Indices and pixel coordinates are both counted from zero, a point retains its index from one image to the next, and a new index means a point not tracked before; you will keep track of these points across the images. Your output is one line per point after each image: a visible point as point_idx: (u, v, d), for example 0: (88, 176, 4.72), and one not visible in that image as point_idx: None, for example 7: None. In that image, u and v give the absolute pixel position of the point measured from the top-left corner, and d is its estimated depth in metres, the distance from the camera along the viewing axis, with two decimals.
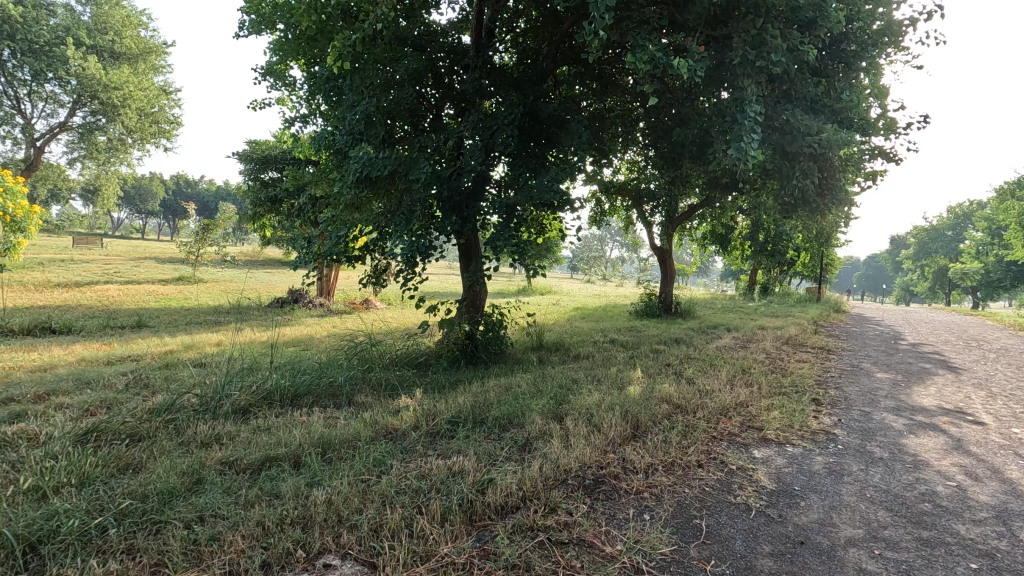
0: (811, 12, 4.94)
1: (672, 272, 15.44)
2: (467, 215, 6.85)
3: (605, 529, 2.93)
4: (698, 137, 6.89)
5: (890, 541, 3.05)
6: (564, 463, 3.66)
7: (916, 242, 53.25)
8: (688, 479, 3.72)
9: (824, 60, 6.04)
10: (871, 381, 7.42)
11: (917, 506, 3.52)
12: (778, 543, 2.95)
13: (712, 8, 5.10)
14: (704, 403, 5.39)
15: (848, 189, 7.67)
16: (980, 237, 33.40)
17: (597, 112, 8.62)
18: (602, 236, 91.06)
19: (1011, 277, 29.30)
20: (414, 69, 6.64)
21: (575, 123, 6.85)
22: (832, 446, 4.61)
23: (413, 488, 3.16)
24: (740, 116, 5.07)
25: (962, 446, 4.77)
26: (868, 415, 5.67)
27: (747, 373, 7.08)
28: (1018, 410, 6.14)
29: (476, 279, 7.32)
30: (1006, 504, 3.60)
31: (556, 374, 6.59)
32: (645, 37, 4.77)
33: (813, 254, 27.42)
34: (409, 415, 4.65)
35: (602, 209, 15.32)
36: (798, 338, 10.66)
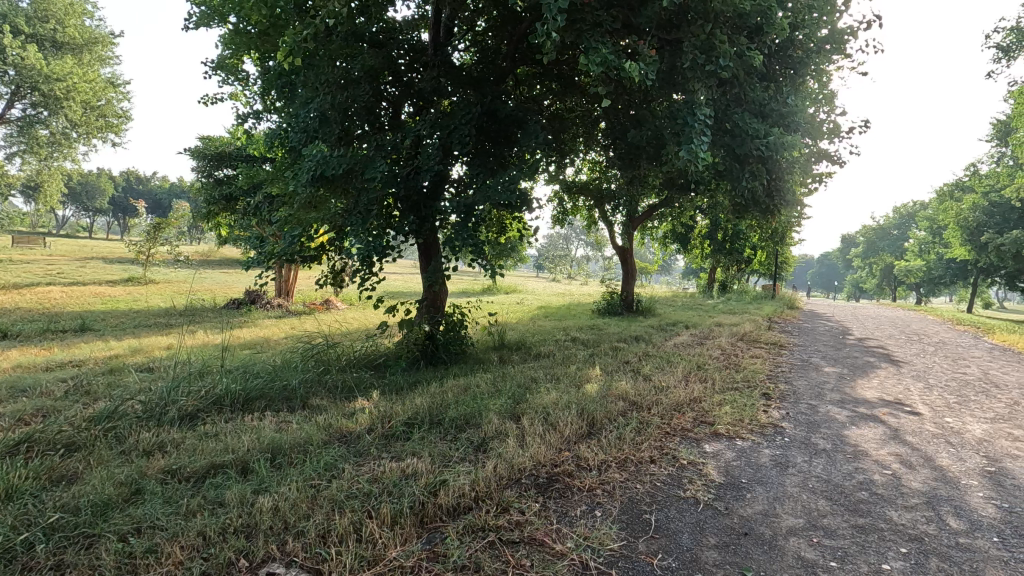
0: (758, 19, 5.10)
1: (633, 271, 15.68)
2: (424, 215, 6.82)
3: (555, 526, 2.97)
4: (653, 139, 7.03)
5: (828, 529, 3.18)
6: (519, 462, 3.69)
7: (864, 241, 55.64)
8: (640, 475, 3.80)
9: (771, 65, 6.25)
10: (819, 375, 7.73)
11: (854, 495, 3.68)
12: (724, 535, 3.04)
13: (663, 13, 5.21)
14: (658, 399, 5.52)
15: (797, 190, 7.95)
16: (923, 236, 35.17)
17: (557, 113, 8.69)
18: (567, 236, 91.93)
19: (951, 274, 30.96)
20: (371, 66, 6.58)
21: (533, 123, 6.88)
22: (779, 439, 4.78)
23: (364, 492, 3.12)
24: (691, 119, 5.20)
25: (898, 435, 5.03)
26: (814, 407, 5.90)
27: (702, 368, 7.28)
28: (951, 400, 6.51)
29: (435, 278, 7.29)
30: (936, 489, 3.82)
31: (515, 373, 6.59)
32: (598, 40, 4.84)
33: (768, 252, 28.31)
34: (364, 418, 4.59)
35: (564, 209, 15.47)
36: (752, 334, 11.02)
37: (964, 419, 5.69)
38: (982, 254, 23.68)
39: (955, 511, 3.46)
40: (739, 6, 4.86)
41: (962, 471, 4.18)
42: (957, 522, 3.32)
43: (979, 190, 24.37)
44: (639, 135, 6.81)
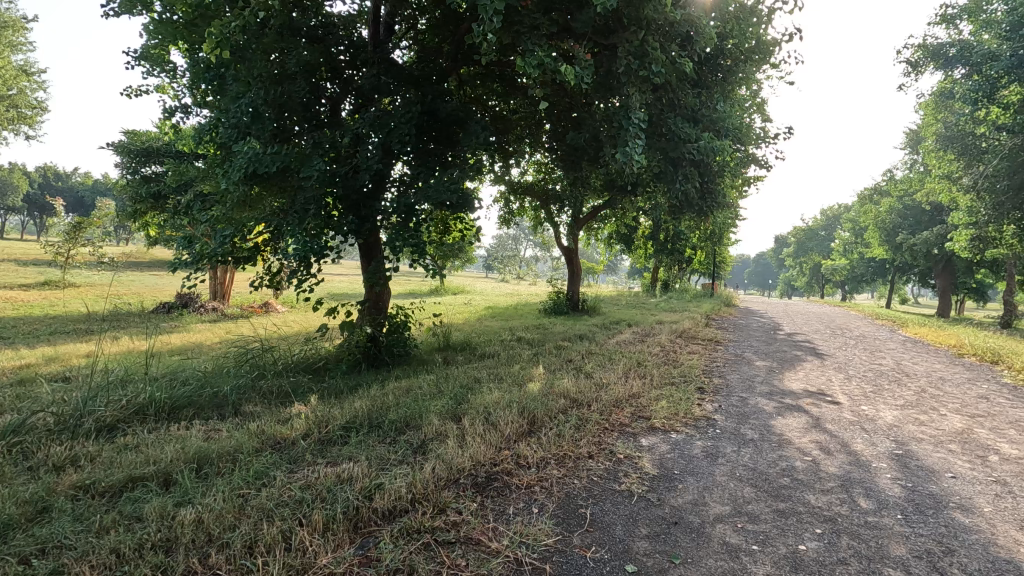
0: (687, 28, 5.31)
1: (578, 271, 15.95)
2: (364, 215, 6.71)
3: (491, 524, 2.98)
4: (591, 141, 7.17)
5: (752, 514, 3.35)
6: (458, 463, 3.68)
7: (795, 242, 58.85)
8: (578, 471, 3.87)
9: (702, 73, 6.53)
10: (750, 369, 8.13)
11: (776, 481, 3.88)
12: (655, 525, 3.14)
13: (598, 18, 5.33)
14: (599, 396, 5.65)
15: (729, 192, 8.33)
16: (846, 237, 37.54)
17: (501, 114, 8.73)
18: (515, 236, 92.46)
19: (871, 273, 33.20)
20: (307, 61, 6.40)
21: (474, 124, 6.87)
22: (711, 431, 5.00)
23: (296, 499, 3.03)
24: (626, 122, 5.35)
25: (819, 423, 5.36)
26: (744, 400, 6.21)
27: (642, 365, 7.51)
28: (867, 390, 6.99)
29: (376, 279, 7.17)
30: (850, 473, 4.09)
31: (459, 374, 6.56)
32: (535, 42, 4.90)
33: (707, 252, 29.47)
34: (300, 423, 4.47)
35: (510, 209, 15.58)
36: (691, 331, 11.44)
37: (877, 406, 6.13)
38: (897, 254, 25.52)
39: (867, 493, 3.71)
40: (670, 15, 5.04)
41: (873, 455, 4.49)
42: (866, 503, 3.57)
43: (894, 194, 26.27)
44: (577, 137, 6.93)
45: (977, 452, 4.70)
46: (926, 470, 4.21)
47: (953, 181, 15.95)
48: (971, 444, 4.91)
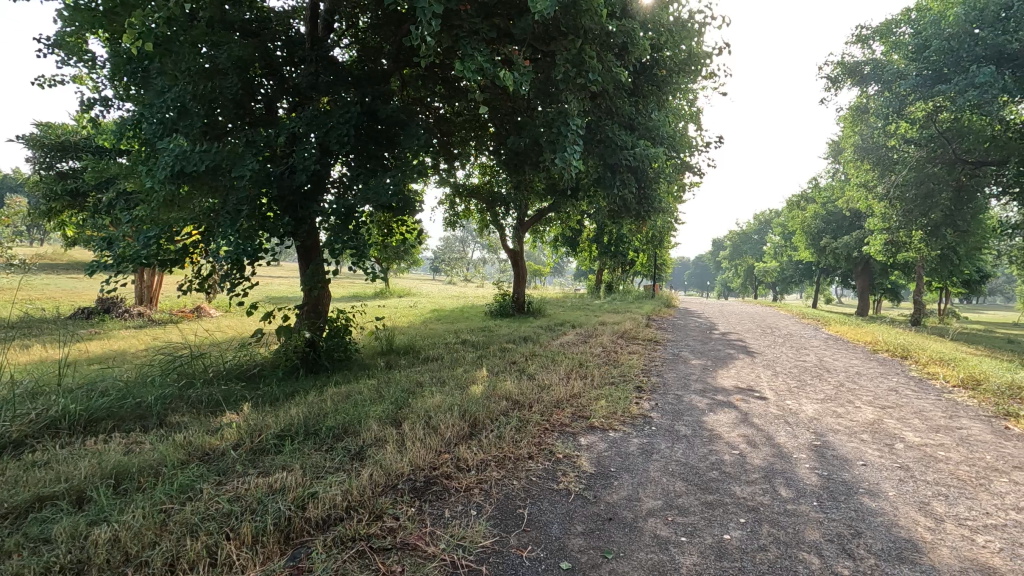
0: (623, 38, 5.49)
1: (524, 273, 16.08)
2: (301, 216, 6.53)
3: (429, 529, 2.98)
4: (532, 145, 7.27)
5: (682, 507, 3.50)
6: (396, 468, 3.64)
7: (730, 244, 61.59)
8: (516, 471, 3.92)
9: (639, 82, 6.76)
10: (686, 367, 8.46)
11: (706, 475, 4.07)
12: (590, 522, 3.23)
13: (538, 26, 5.42)
14: (540, 397, 5.73)
15: (666, 197, 8.63)
16: (776, 241, 39.63)
17: (444, 116, 8.71)
18: (463, 238, 92.26)
19: (799, 275, 35.19)
20: (239, 57, 6.16)
21: (415, 126, 6.83)
22: (646, 428, 5.17)
23: (223, 512, 2.92)
24: (565, 129, 5.48)
25: (746, 418, 5.66)
26: (679, 397, 6.46)
27: (584, 365, 7.66)
28: (791, 385, 7.43)
29: (314, 282, 6.98)
30: (773, 464, 4.34)
31: (401, 378, 6.49)
32: (474, 47, 4.93)
33: (649, 255, 30.39)
34: (230, 433, 4.29)
35: (455, 212, 15.55)
36: (632, 332, 11.76)
37: (800, 401, 6.53)
38: (822, 257, 27.19)
39: (787, 482, 3.96)
40: (606, 25, 5.19)
41: (795, 447, 4.78)
42: (786, 491, 3.80)
43: (818, 201, 27.98)
44: (518, 141, 7.01)
45: (885, 441, 5.09)
46: (840, 459, 4.52)
47: (869, 189, 17.16)
48: (880, 433, 5.31)
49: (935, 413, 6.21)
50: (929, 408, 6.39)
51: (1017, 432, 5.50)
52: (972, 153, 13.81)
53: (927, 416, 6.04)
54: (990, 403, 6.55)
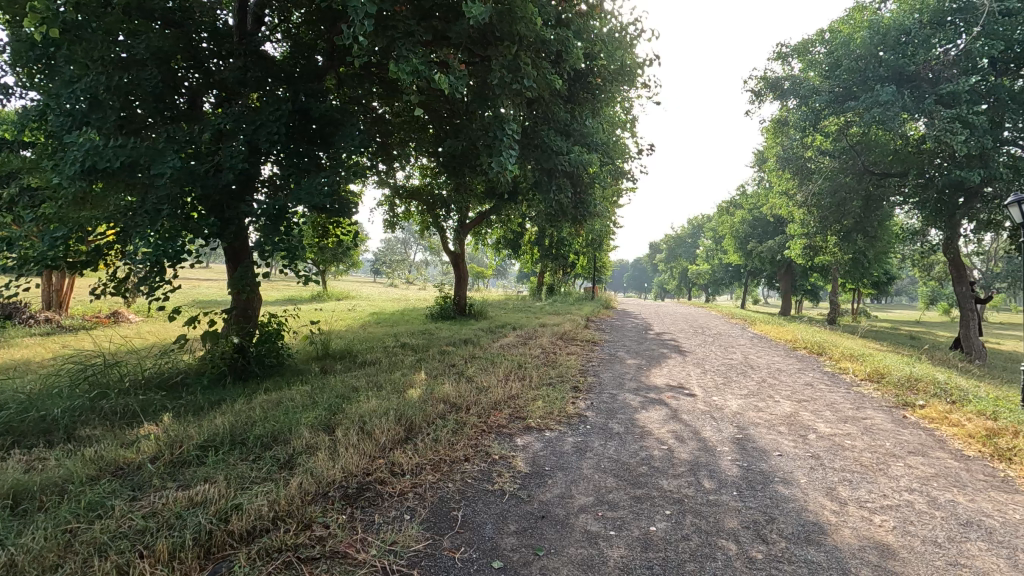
0: (557, 46, 5.62)
1: (465, 275, 16.04)
2: (228, 216, 6.25)
3: (360, 535, 2.94)
4: (469, 148, 7.29)
5: (612, 502, 3.62)
6: (327, 476, 3.56)
7: (666, 248, 63.85)
8: (452, 474, 3.92)
9: (575, 89, 6.93)
10: (622, 367, 8.73)
11: (636, 470, 4.22)
12: (523, 520, 3.28)
13: (473, 31, 5.46)
14: (478, 399, 5.75)
15: (601, 202, 8.87)
16: (708, 245, 41.50)
17: (382, 116, 8.59)
18: (404, 240, 90.98)
19: (729, 277, 37.00)
20: (159, 47, 5.83)
21: (350, 126, 6.69)
22: (581, 427, 5.30)
23: (137, 528, 2.76)
24: (500, 133, 5.55)
25: (676, 414, 5.90)
26: (614, 396, 6.66)
27: (522, 367, 7.74)
28: (718, 382, 7.82)
29: (243, 285, 6.69)
30: (698, 457, 4.56)
31: (337, 383, 6.33)
32: (409, 49, 4.92)
33: (590, 258, 31.06)
34: (148, 445, 4.06)
35: (395, 213, 15.31)
36: (570, 333, 12.00)
37: (725, 396, 6.88)
38: (749, 260, 28.73)
39: (709, 474, 4.18)
40: (540, 33, 5.30)
41: (718, 440, 5.05)
42: (709, 483, 4.01)
43: (745, 207, 29.56)
44: (456, 144, 7.03)
45: (800, 432, 5.46)
46: (758, 450, 4.82)
47: (789, 196, 18.30)
48: (796, 425, 5.69)
49: (844, 404, 6.72)
50: (839, 400, 6.90)
51: (913, 420, 6.04)
52: (878, 166, 15.03)
53: (837, 408, 6.53)
54: (892, 395, 7.15)
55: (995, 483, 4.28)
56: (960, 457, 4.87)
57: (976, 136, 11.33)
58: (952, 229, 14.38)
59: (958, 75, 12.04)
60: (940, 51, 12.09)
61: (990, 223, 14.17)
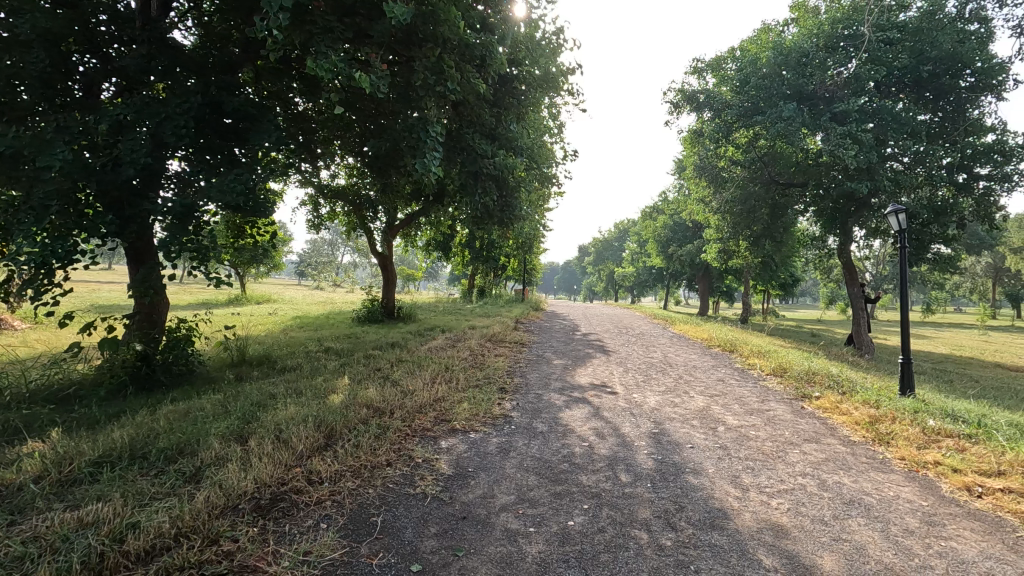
0: (481, 51, 5.68)
1: (393, 277, 15.76)
2: (129, 215, 5.80)
3: (271, 547, 2.83)
4: (393, 149, 7.19)
5: (532, 499, 3.70)
6: (238, 487, 3.40)
7: (594, 251, 65.65)
8: (372, 480, 3.85)
9: (500, 94, 7.02)
10: (548, 367, 8.91)
11: (557, 467, 4.33)
12: (444, 522, 3.28)
13: (396, 31, 5.40)
14: (403, 403, 5.67)
15: (528, 205, 9.01)
16: (633, 248, 43.06)
17: (303, 114, 8.28)
18: (331, 241, 87.99)
19: (653, 279, 38.56)
20: (47, 28, 5.33)
21: (267, 122, 6.40)
22: (506, 427, 5.37)
23: (15, 556, 2.52)
24: (423, 135, 5.54)
25: (598, 412, 6.11)
26: (539, 396, 6.78)
27: (450, 369, 7.72)
28: (639, 380, 8.16)
29: (147, 288, 6.23)
30: (617, 452, 4.75)
31: (253, 391, 6.04)
32: (327, 46, 4.81)
33: (520, 260, 31.36)
34: (31, 464, 3.69)
35: (319, 213, 14.79)
36: (500, 335, 12.08)
37: (645, 394, 7.19)
38: (670, 262, 30.12)
39: (626, 468, 4.36)
40: (463, 37, 5.35)
41: (636, 435, 5.28)
42: (625, 476, 4.19)
43: (667, 212, 30.97)
44: (379, 144, 6.93)
45: (710, 424, 5.82)
46: (673, 443, 5.08)
47: (705, 203, 19.38)
48: (707, 418, 6.05)
49: (751, 398, 7.22)
50: (747, 394, 7.41)
51: (810, 410, 6.59)
52: (783, 176, 16.25)
53: (745, 401, 7.00)
54: (792, 388, 7.75)
55: (875, 464, 4.77)
56: (847, 442, 5.37)
57: (865, 152, 12.49)
58: (845, 235, 15.79)
59: (849, 95, 13.17)
60: (833, 73, 13.23)
61: (877, 231, 15.69)
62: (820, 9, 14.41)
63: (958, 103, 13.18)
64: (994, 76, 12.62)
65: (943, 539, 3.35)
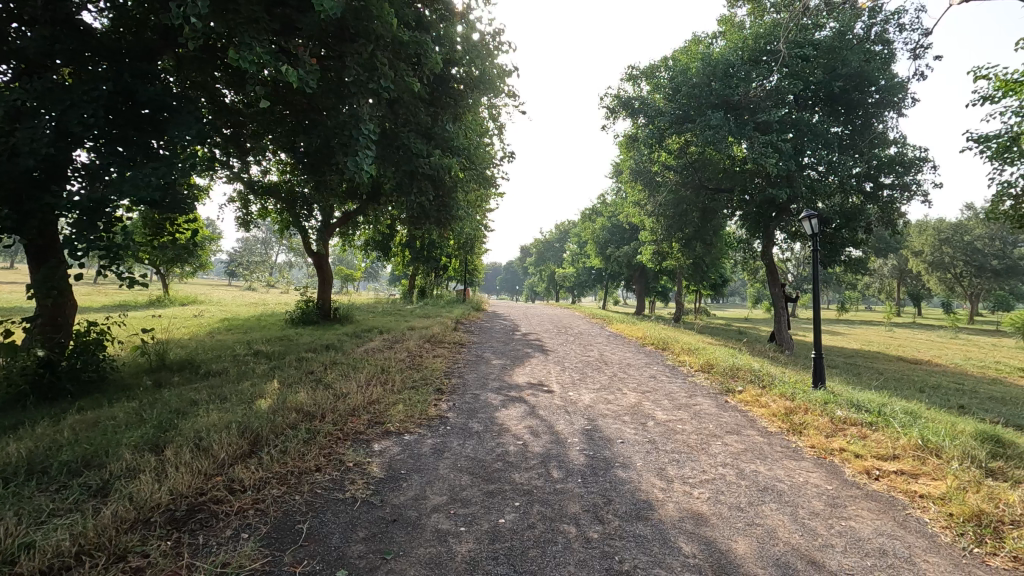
0: (415, 49, 5.63)
1: (329, 278, 15.29)
2: (29, 209, 5.36)
3: (186, 561, 2.69)
4: (324, 145, 6.99)
5: (465, 499, 3.71)
6: (151, 500, 3.21)
7: (536, 252, 66.28)
8: (300, 486, 3.74)
9: (437, 92, 6.98)
10: (487, 367, 8.93)
11: (491, 466, 4.36)
12: (373, 526, 3.23)
13: (325, 25, 5.27)
14: (335, 406, 5.53)
15: (466, 205, 9.01)
16: (574, 249, 43.85)
17: (228, 106, 7.88)
18: (264, 239, 84.28)
19: (592, 280, 39.38)
20: None
21: (187, 113, 6.04)
22: (441, 428, 5.36)
23: None
24: (356, 133, 5.43)
25: (533, 410, 6.20)
26: (476, 396, 6.79)
27: (386, 371, 7.59)
28: (575, 378, 8.33)
29: (50, 288, 5.75)
30: (549, 450, 4.84)
31: (172, 397, 5.71)
32: (252, 37, 4.63)
33: (461, 261, 31.20)
34: None
35: (249, 210, 14.14)
36: (439, 335, 11.98)
37: (579, 391, 7.36)
38: (608, 263, 30.87)
39: (559, 464, 4.46)
40: (397, 34, 5.29)
41: (569, 432, 5.39)
42: (557, 472, 4.28)
43: (605, 214, 31.74)
44: (310, 140, 6.72)
45: (641, 420, 6.02)
46: (604, 439, 5.23)
47: (640, 206, 20.01)
48: (638, 414, 6.26)
49: (680, 393, 7.53)
50: (676, 390, 7.73)
51: (733, 404, 6.96)
52: (712, 181, 17.04)
53: (674, 396, 7.30)
54: (718, 383, 8.15)
55: (789, 452, 5.10)
56: (765, 433, 5.72)
57: (784, 160, 13.31)
58: (768, 238, 16.77)
59: (770, 107, 13.99)
60: (756, 85, 13.89)
61: (796, 234, 16.74)
62: (745, 24, 15.20)
63: (866, 118, 14.32)
64: (894, 94, 13.85)
65: (843, 519, 3.63)
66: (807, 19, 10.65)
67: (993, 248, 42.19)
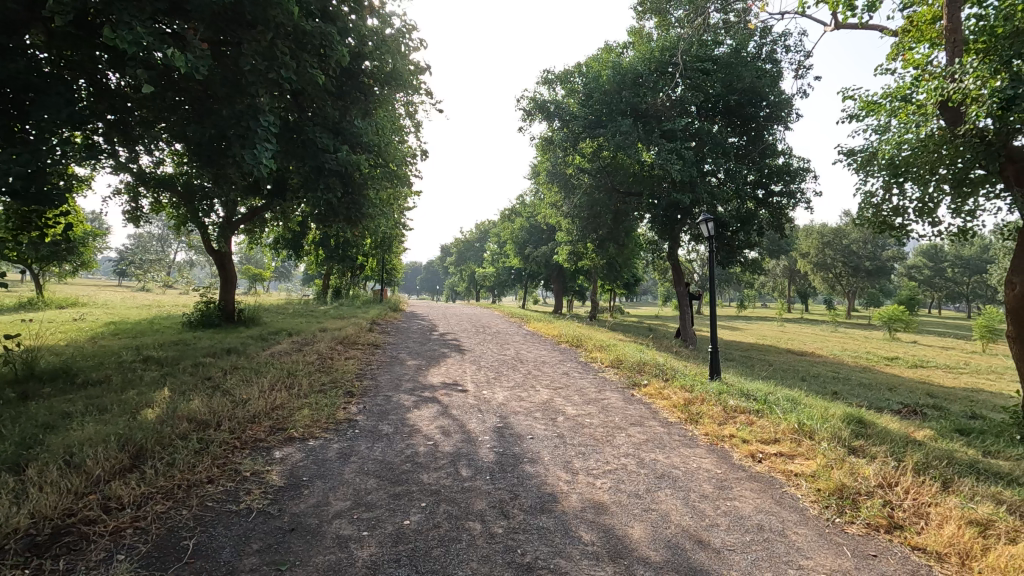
0: (320, 39, 5.44)
1: (232, 277, 14.37)
2: None
3: None
4: (220, 135, 6.52)
5: (369, 503, 3.63)
6: (8, 524, 2.88)
7: (456, 252, 65.88)
8: (188, 500, 3.50)
9: (346, 86, 6.77)
10: (401, 368, 8.76)
11: (399, 468, 4.30)
12: (268, 538, 3.08)
13: (218, 7, 4.95)
14: (234, 413, 5.21)
15: (379, 202, 8.80)
16: (493, 249, 44.06)
17: (110, 88, 7.12)
18: (159, 236, 77.50)
19: (511, 279, 39.77)
20: None
21: (56, 95, 5.38)
22: (349, 432, 5.20)
23: None
24: (255, 125, 5.15)
25: (445, 410, 6.17)
26: (387, 398, 6.65)
27: (292, 375, 7.25)
28: (490, 377, 8.38)
29: None
30: (459, 449, 4.84)
31: (40, 410, 5.13)
32: (131, 16, 4.27)
33: (378, 260, 30.42)
34: None
35: (139, 204, 12.95)
36: (352, 337, 11.60)
37: (493, 390, 7.41)
38: (527, 263, 31.30)
39: (468, 463, 4.47)
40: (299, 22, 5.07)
41: (481, 431, 5.42)
42: (466, 471, 4.30)
43: (524, 215, 32.16)
44: (204, 129, 6.25)
45: (551, 416, 6.17)
46: (514, 436, 5.31)
47: (556, 207, 20.48)
48: (549, 410, 6.41)
49: (590, 388, 7.79)
50: (586, 385, 7.99)
51: (638, 397, 7.30)
52: (623, 184, 17.75)
53: (584, 392, 7.55)
54: (626, 377, 8.52)
55: (685, 440, 5.45)
56: (665, 423, 6.06)
57: (687, 167, 14.12)
58: (674, 239, 17.74)
59: (675, 116, 14.90)
60: (665, 95, 14.57)
61: (698, 236, 17.84)
62: (652, 36, 15.94)
63: (758, 130, 15.55)
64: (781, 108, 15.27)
65: (729, 500, 3.94)
66: (706, 35, 11.33)
67: (865, 250, 47.30)
